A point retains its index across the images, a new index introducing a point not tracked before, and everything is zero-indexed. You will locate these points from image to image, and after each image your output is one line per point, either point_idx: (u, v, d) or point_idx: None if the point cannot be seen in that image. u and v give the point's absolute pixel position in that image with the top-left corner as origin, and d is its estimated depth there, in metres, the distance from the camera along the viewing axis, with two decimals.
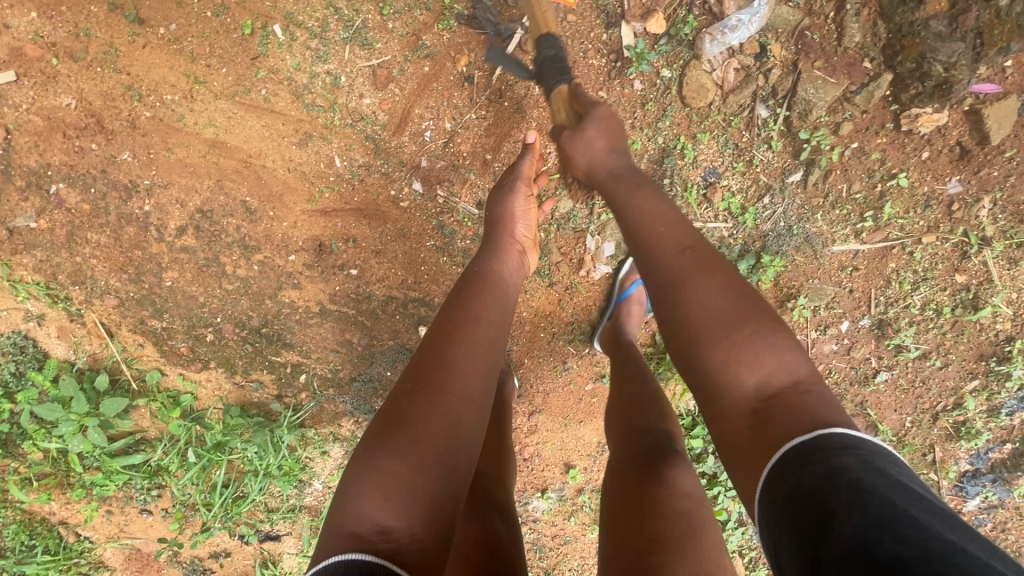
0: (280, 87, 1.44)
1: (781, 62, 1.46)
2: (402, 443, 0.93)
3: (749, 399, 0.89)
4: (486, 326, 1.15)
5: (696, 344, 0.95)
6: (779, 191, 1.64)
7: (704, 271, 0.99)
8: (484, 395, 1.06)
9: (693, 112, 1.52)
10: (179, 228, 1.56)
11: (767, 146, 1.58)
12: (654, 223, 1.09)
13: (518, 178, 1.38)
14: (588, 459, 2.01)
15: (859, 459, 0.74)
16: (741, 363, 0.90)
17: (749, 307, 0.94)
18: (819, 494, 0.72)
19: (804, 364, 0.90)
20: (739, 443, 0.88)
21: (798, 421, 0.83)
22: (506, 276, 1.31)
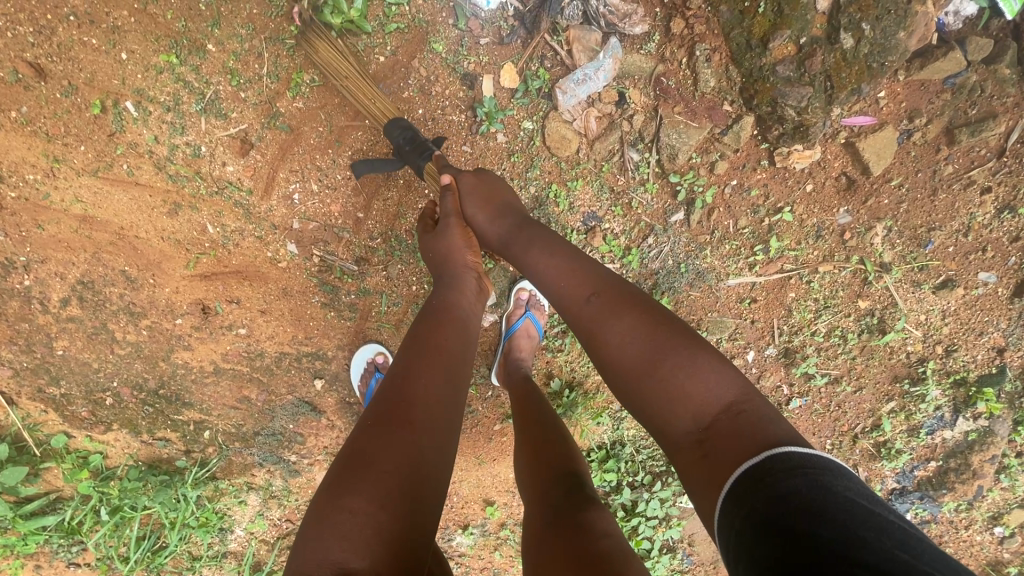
0: (141, 160, 1.45)
1: (643, 108, 1.43)
2: (362, 480, 0.86)
3: (690, 432, 0.88)
4: (447, 355, 1.09)
5: (635, 390, 0.96)
6: (661, 231, 1.63)
7: (615, 309, 1.03)
8: (450, 425, 1.00)
9: (562, 161, 1.50)
10: (62, 299, 1.58)
11: (643, 189, 1.56)
12: (563, 275, 1.13)
13: (450, 213, 1.36)
14: (506, 495, 2.03)
15: (819, 486, 0.69)
16: (679, 401, 0.90)
17: (671, 339, 0.95)
18: (774, 519, 0.68)
19: (734, 381, 0.90)
20: (689, 475, 0.86)
21: (739, 447, 0.81)
22: (467, 305, 1.25)
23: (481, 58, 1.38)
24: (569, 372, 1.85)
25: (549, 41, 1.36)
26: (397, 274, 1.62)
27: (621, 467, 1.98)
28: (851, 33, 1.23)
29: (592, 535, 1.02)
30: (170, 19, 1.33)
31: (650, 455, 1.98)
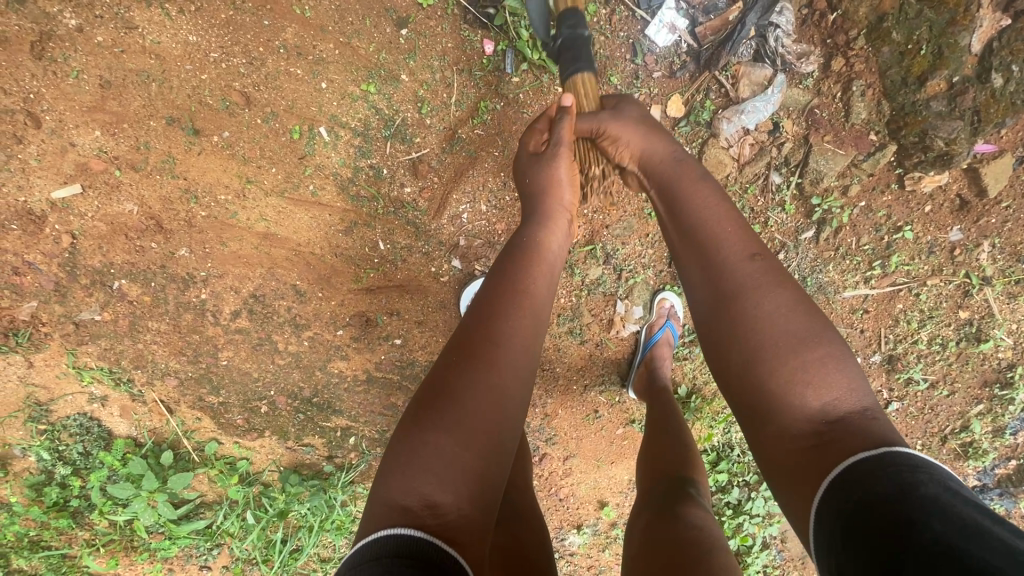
0: (326, 182, 1.53)
1: (794, 136, 1.56)
2: (447, 414, 0.88)
3: (813, 420, 0.80)
4: (530, 306, 1.06)
5: (758, 356, 0.87)
6: (792, 247, 1.71)
7: (776, 280, 0.92)
8: (527, 375, 0.99)
9: (712, 183, 1.61)
10: (233, 312, 1.65)
11: (780, 209, 1.67)
12: (717, 226, 1.01)
13: (562, 140, 1.21)
14: (620, 497, 2.08)
15: (945, 486, 0.66)
16: (800, 383, 0.83)
17: (817, 328, 0.86)
18: (883, 506, 0.66)
19: (871, 397, 0.82)
20: (792, 456, 0.80)
21: (860, 441, 0.75)
22: (554, 247, 1.19)
23: (653, 90, 1.51)
24: (692, 378, 1.97)
25: (721, 74, 1.48)
26: None
27: (732, 468, 2.08)
28: (1001, 73, 1.37)
29: (679, 524, 1.11)
30: (371, 51, 1.42)
31: None
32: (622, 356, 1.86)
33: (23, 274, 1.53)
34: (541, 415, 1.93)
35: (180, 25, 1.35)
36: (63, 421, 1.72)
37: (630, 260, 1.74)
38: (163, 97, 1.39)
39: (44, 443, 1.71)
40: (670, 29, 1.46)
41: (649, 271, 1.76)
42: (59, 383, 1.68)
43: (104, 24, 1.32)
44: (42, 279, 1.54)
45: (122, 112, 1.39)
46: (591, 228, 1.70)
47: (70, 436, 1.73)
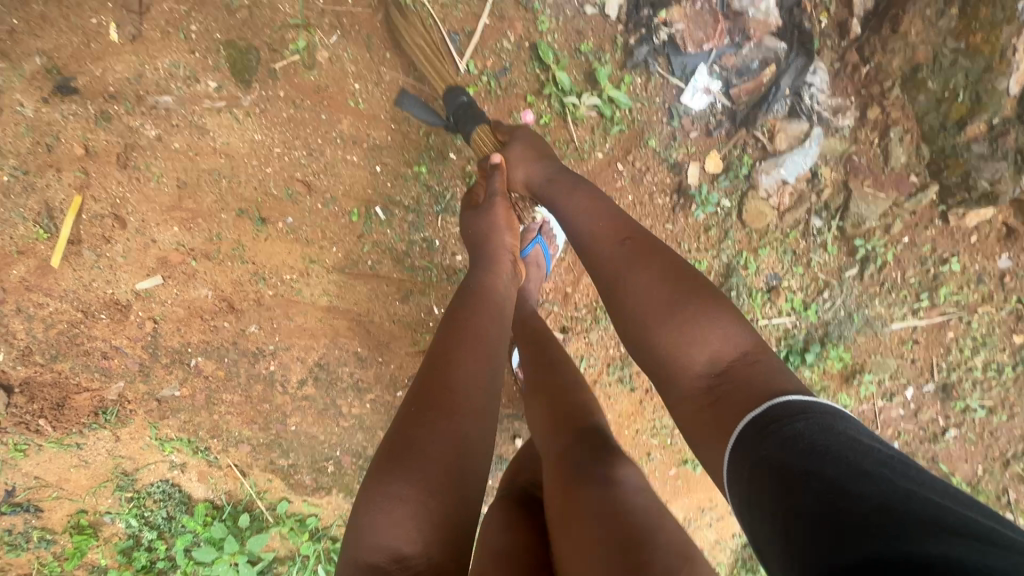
0: (383, 256, 1.62)
1: (833, 182, 1.58)
2: (407, 468, 0.91)
3: (705, 374, 0.91)
4: (487, 337, 1.13)
5: (647, 330, 0.99)
6: (838, 285, 1.77)
7: (644, 256, 1.06)
8: (488, 413, 1.03)
9: (753, 232, 1.65)
10: (300, 379, 1.74)
11: (823, 250, 1.72)
12: (597, 221, 1.18)
13: (496, 192, 1.35)
14: None
15: (817, 427, 0.72)
16: (682, 346, 0.94)
17: (686, 287, 0.99)
18: (776, 470, 0.69)
19: (746, 333, 0.93)
20: (700, 421, 0.88)
21: (749, 394, 0.83)
22: (504, 289, 1.28)
23: (691, 148, 1.55)
24: None
25: (758, 131, 1.51)
26: (596, 339, 1.79)
27: None
28: None
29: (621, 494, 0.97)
30: (421, 134, 1.51)
31: None
32: None
33: (111, 358, 1.65)
34: None
35: (247, 126, 1.45)
36: (147, 488, 1.83)
37: None
38: (233, 191, 1.50)
39: (131, 509, 1.83)
40: (705, 91, 1.48)
41: None
42: (143, 453, 1.80)
43: (180, 132, 1.43)
44: (128, 361, 1.66)
45: (196, 207, 1.50)
46: None
47: (154, 502, 1.84)
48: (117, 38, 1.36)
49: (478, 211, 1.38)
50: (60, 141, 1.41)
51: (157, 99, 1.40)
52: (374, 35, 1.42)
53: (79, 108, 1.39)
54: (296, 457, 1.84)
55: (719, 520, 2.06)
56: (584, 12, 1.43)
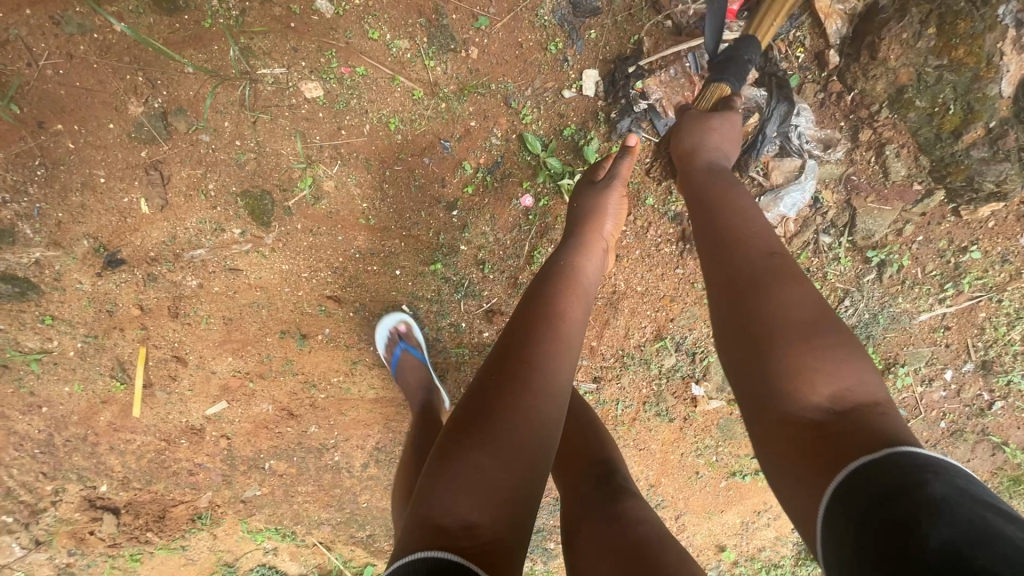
0: None
1: (835, 203, 1.59)
2: (486, 440, 0.90)
3: (820, 408, 0.77)
4: (567, 328, 1.09)
5: (762, 344, 0.84)
6: (857, 290, 1.79)
7: (790, 274, 0.89)
8: (562, 412, 1.00)
9: None
10: (363, 463, 1.89)
11: (837, 262, 1.74)
12: (735, 221, 1.01)
13: (620, 174, 1.34)
14: (736, 539, 2.17)
15: (959, 493, 0.61)
16: (809, 373, 0.79)
17: (827, 319, 0.83)
18: (888, 514, 0.62)
19: (886, 390, 0.79)
20: (794, 445, 0.76)
21: (876, 440, 0.71)
22: (588, 276, 1.22)
23: (687, 200, 1.59)
24: None
25: (751, 172, 1.53)
26: (628, 381, 1.87)
27: None
28: None
29: (632, 528, 1.02)
30: (431, 235, 1.61)
31: None
32: (711, 423, 1.95)
33: (197, 473, 1.85)
34: (646, 485, 2.07)
35: (275, 260, 1.58)
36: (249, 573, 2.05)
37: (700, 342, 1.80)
38: (273, 317, 1.64)
39: None
40: None
41: None
42: (239, 545, 2.00)
43: (217, 276, 1.57)
44: (211, 473, 1.85)
45: (245, 337, 1.65)
46: (656, 323, 1.78)
47: None
48: (146, 210, 1.49)
49: (593, 186, 1.35)
50: (119, 305, 1.57)
51: (192, 254, 1.54)
52: (371, 157, 1.51)
53: (128, 276, 1.54)
54: (372, 528, 2.01)
55: (775, 518, 2.15)
56: (564, 96, 1.47)
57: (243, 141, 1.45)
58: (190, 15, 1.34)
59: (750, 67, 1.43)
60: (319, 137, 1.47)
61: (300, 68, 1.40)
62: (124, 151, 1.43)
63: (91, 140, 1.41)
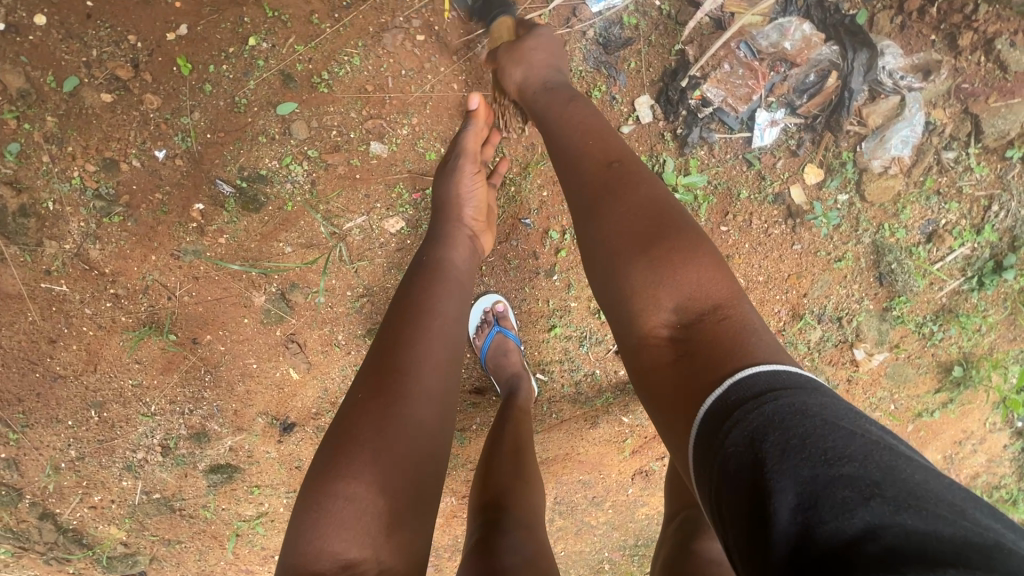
0: (563, 403, 1.80)
1: (951, 119, 1.42)
2: (354, 455, 0.88)
3: (667, 325, 0.78)
4: (437, 314, 1.06)
5: (617, 265, 0.84)
6: (1004, 192, 1.59)
7: (631, 178, 0.92)
8: (440, 396, 0.99)
9: (886, 203, 1.56)
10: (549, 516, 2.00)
11: (970, 174, 1.56)
12: (582, 134, 1.01)
13: (467, 150, 1.32)
14: (944, 475, 2.10)
15: (789, 411, 0.58)
16: (673, 284, 0.79)
17: (669, 222, 0.85)
18: (748, 469, 0.56)
19: (732, 286, 0.79)
20: (661, 369, 0.75)
21: (722, 363, 0.69)
22: (458, 266, 1.20)
23: (784, 176, 1.49)
24: (965, 351, 1.84)
25: (847, 127, 1.41)
26: None
27: None
28: None
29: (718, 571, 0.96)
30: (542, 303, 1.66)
31: None
32: (878, 375, 1.85)
33: None
34: None
35: None
36: None
37: (842, 305, 1.70)
38: None
39: None
40: (772, 124, 1.41)
41: (866, 301, 1.70)
42: None
43: None
44: None
45: None
46: (791, 305, 1.69)
47: None
48: (297, 375, 1.65)
49: (444, 174, 1.33)
50: (305, 459, 1.77)
51: (345, 397, 1.69)
52: None
53: (304, 433, 1.73)
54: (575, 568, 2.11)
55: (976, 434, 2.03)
56: (623, 132, 1.43)
57: (353, 290, 1.56)
58: (273, 205, 1.46)
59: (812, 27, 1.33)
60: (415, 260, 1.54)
61: (378, 209, 1.48)
62: (263, 337, 1.60)
63: (236, 338, 1.59)
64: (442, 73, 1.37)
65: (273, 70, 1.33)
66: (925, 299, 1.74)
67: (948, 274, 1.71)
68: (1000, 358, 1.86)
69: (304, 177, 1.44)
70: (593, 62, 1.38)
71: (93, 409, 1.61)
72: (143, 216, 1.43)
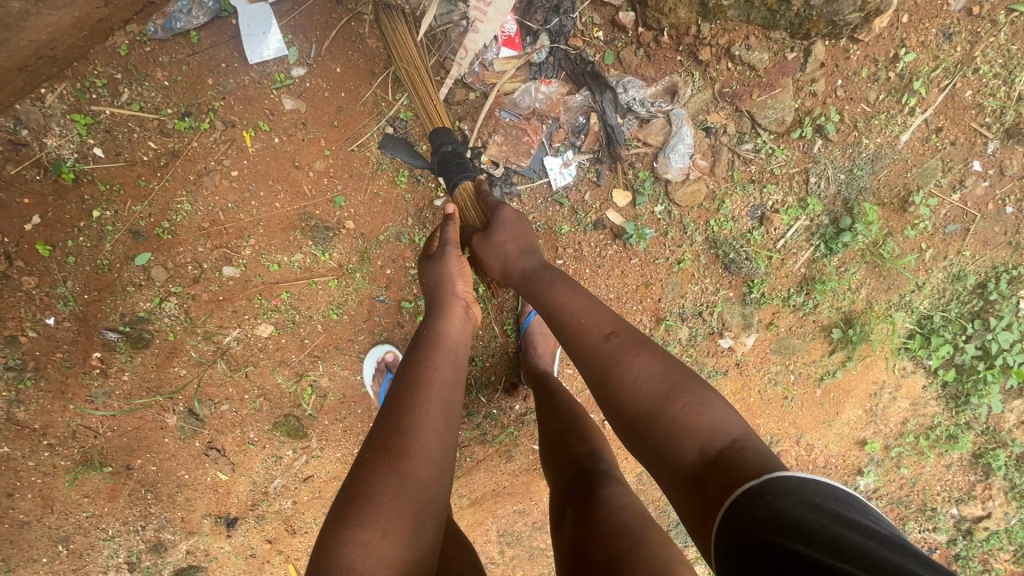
0: (475, 447, 1.92)
1: (728, 119, 1.59)
2: (370, 510, 0.93)
3: (694, 460, 0.92)
4: (442, 387, 1.14)
5: (637, 417, 1.02)
6: (815, 165, 1.66)
7: (635, 348, 1.08)
8: (444, 457, 1.06)
9: (703, 202, 1.65)
10: (500, 548, 2.10)
11: (775, 157, 1.64)
12: (581, 304, 1.21)
13: (450, 241, 1.41)
14: (873, 429, 2.03)
15: (806, 502, 0.75)
16: (688, 432, 0.95)
17: (682, 381, 1.01)
18: (767, 533, 0.73)
19: (740, 426, 0.95)
20: (686, 488, 0.90)
21: (739, 473, 0.85)
22: (455, 339, 1.28)
23: (596, 206, 1.62)
24: (845, 308, 1.84)
25: (631, 150, 1.58)
26: None
27: (948, 333, 1.86)
28: None
29: (611, 514, 1.07)
30: None
31: (960, 307, 1.83)
32: (763, 352, 1.88)
33: None
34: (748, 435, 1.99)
35: (328, 452, 1.85)
36: None
37: (700, 300, 1.77)
38: None
39: None
40: (565, 164, 1.59)
41: (722, 291, 1.77)
42: None
43: (300, 487, 1.88)
44: None
45: None
46: (651, 311, 1.77)
47: None
48: (225, 476, 1.83)
49: (432, 259, 1.43)
50: (257, 546, 1.93)
51: (274, 484, 1.86)
52: (338, 341, 1.72)
53: (248, 523, 1.90)
54: None
55: (899, 387, 1.96)
56: (437, 206, 1.61)
57: (249, 392, 1.74)
58: (158, 338, 1.66)
59: (557, 86, 1.53)
60: (295, 355, 1.71)
61: (248, 320, 1.66)
62: (186, 449, 1.79)
63: (163, 456, 1.79)
64: (262, 197, 1.56)
65: (122, 231, 1.54)
66: (779, 274, 1.78)
67: (797, 246, 1.76)
68: (884, 310, 1.84)
69: (177, 310, 1.63)
70: (388, 142, 1.55)
71: (60, 543, 1.80)
72: (53, 374, 1.63)
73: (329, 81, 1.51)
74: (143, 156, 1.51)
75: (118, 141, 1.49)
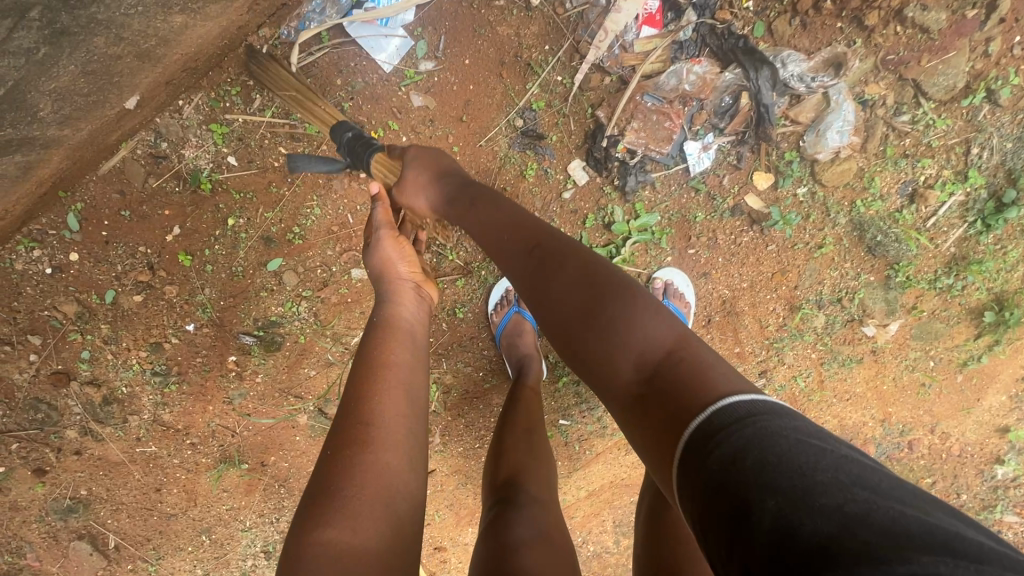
0: (594, 439, 1.90)
1: (889, 89, 1.47)
2: (336, 508, 0.85)
3: (632, 386, 0.79)
4: (398, 369, 1.04)
5: (571, 342, 0.87)
6: (983, 134, 1.47)
7: (557, 256, 0.94)
8: (409, 440, 0.97)
9: (851, 181, 1.53)
10: (614, 541, 2.07)
11: (935, 128, 1.49)
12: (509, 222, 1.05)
13: (382, 224, 1.28)
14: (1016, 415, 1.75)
15: (773, 435, 0.60)
16: (613, 348, 0.82)
17: (606, 287, 0.86)
18: (733, 487, 0.57)
19: (670, 328, 0.81)
20: (642, 437, 0.76)
21: (684, 398, 0.71)
22: (407, 317, 1.17)
23: (735, 190, 1.53)
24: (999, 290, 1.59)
25: (779, 130, 1.49)
26: (793, 357, 1.71)
27: None
28: None
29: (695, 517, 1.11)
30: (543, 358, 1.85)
31: None
32: (903, 339, 1.68)
33: None
34: (880, 427, 1.80)
35: (449, 448, 1.85)
36: None
37: (839, 286, 1.63)
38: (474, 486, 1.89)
39: None
40: (705, 148, 1.51)
41: (863, 275, 1.61)
42: None
43: None
44: None
45: (470, 510, 1.93)
46: (785, 300, 1.65)
47: None
48: None
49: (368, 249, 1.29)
50: None
51: None
52: (463, 337, 1.76)
53: None
54: None
55: None
56: (566, 198, 1.54)
57: None
58: (289, 341, 1.68)
59: (707, 65, 1.46)
60: None
61: None
62: (315, 447, 1.83)
63: (293, 454, 1.83)
64: None
65: (255, 238, 1.57)
66: (930, 257, 1.59)
67: (948, 224, 1.56)
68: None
69: (307, 313, 1.65)
70: None
71: (204, 533, 1.85)
72: (193, 379, 1.68)
73: (457, 74, 1.49)
74: (273, 162, 1.54)
75: (250, 148, 1.53)
